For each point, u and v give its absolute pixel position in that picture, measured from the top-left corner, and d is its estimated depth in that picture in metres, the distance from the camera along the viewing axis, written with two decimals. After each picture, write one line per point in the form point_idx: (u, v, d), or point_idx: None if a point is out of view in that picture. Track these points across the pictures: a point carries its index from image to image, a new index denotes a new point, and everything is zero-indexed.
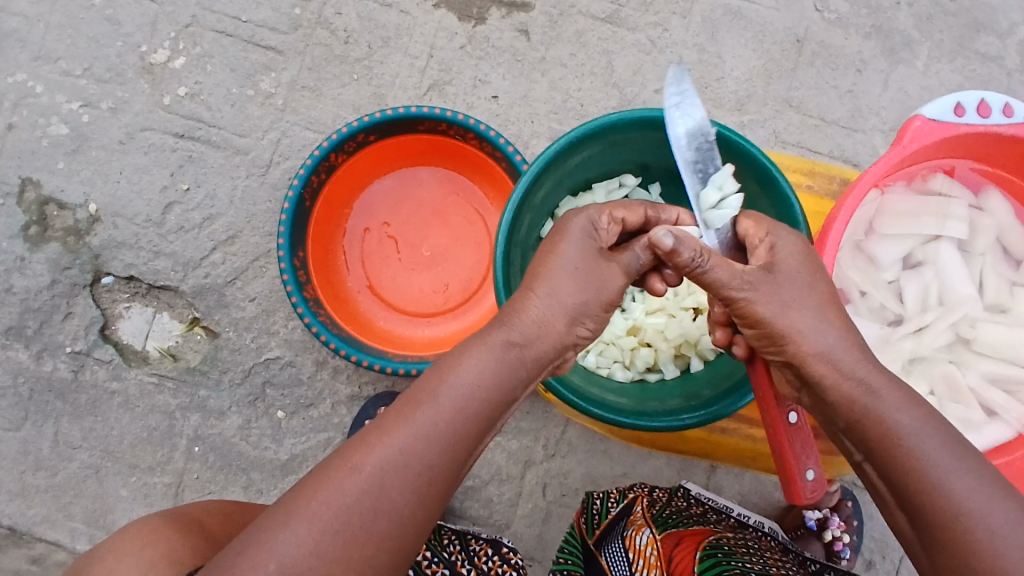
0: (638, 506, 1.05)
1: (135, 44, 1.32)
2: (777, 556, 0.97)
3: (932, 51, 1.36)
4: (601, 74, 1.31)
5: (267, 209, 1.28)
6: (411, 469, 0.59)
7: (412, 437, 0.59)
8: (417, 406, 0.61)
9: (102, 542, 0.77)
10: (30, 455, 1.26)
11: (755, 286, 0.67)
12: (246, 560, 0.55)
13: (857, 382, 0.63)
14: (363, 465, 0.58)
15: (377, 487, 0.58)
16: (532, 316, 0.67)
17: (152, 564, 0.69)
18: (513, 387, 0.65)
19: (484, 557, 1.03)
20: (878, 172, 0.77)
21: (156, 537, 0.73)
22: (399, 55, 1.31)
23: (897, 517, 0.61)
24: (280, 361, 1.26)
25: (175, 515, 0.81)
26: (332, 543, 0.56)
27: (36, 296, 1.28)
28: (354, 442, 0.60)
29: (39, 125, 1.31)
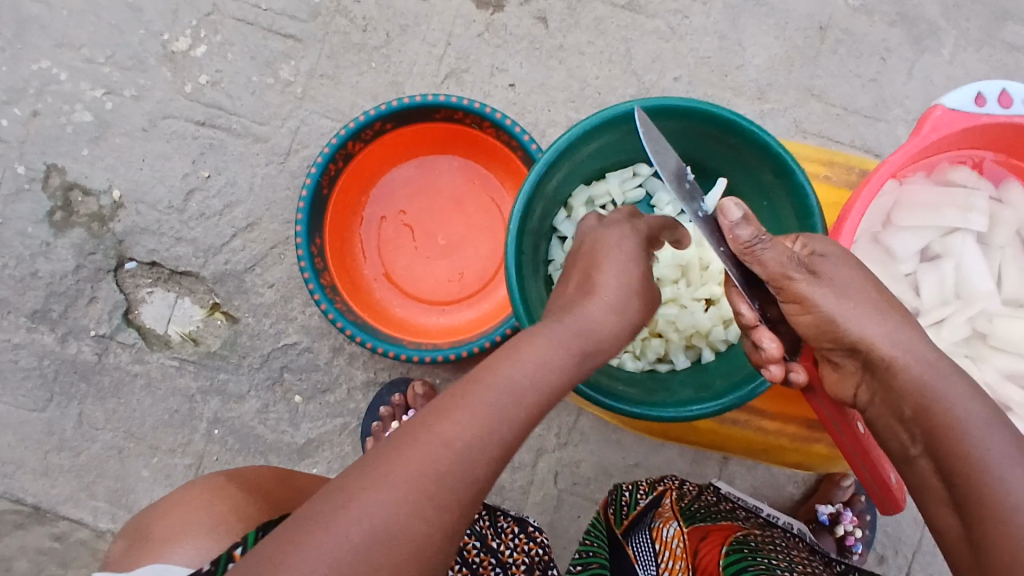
0: (667, 497, 1.07)
1: (157, 32, 1.34)
2: (805, 556, 0.97)
3: (959, 39, 1.33)
4: (619, 62, 1.30)
5: (286, 197, 1.29)
6: (500, 443, 0.55)
7: (501, 410, 0.56)
8: (494, 372, 0.58)
9: (167, 498, 0.83)
10: (55, 435, 1.30)
11: (813, 268, 0.65)
12: (328, 520, 0.49)
13: (925, 366, 0.61)
14: (455, 440, 0.54)
15: (468, 463, 0.53)
16: (604, 303, 0.66)
17: (221, 521, 0.77)
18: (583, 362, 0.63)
19: (511, 534, 1.04)
20: (896, 163, 0.75)
21: (217, 496, 0.80)
22: (417, 43, 1.31)
23: (945, 511, 0.58)
24: (298, 347, 1.27)
25: (234, 476, 0.87)
26: (426, 513, 0.51)
27: (62, 280, 1.30)
28: (433, 410, 0.56)
29: (64, 112, 1.33)
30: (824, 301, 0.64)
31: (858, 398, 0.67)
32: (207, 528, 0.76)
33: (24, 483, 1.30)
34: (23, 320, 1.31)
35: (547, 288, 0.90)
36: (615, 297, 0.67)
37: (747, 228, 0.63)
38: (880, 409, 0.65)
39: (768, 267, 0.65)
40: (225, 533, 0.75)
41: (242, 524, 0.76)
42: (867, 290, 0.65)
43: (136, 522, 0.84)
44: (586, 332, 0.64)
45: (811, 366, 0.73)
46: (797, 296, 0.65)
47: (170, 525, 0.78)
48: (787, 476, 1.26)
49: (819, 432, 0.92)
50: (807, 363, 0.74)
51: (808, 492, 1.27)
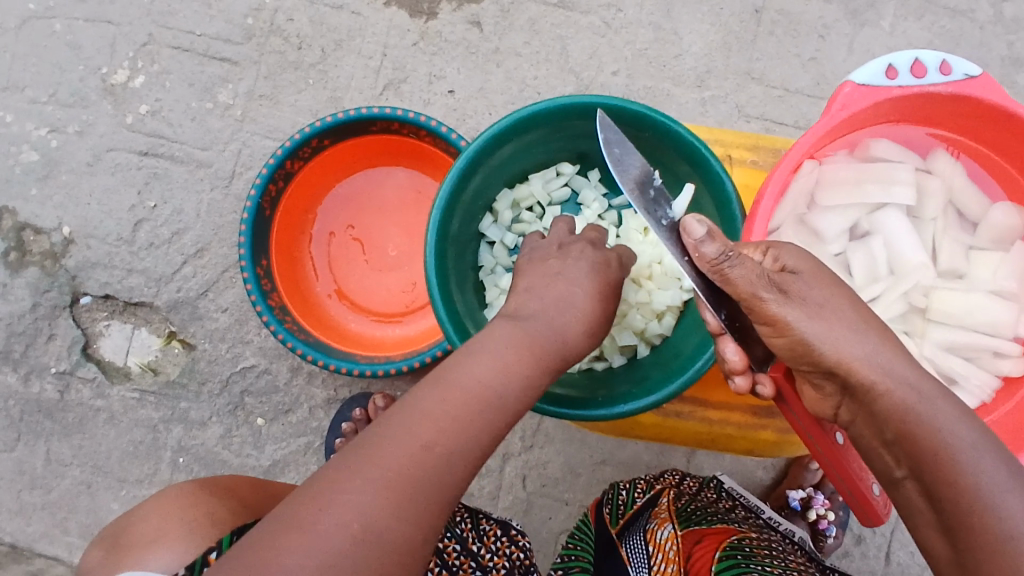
0: (664, 497, 1.06)
1: (95, 66, 1.34)
2: (799, 560, 0.95)
3: (897, 10, 1.32)
4: (556, 60, 1.30)
5: (233, 220, 1.29)
6: (475, 451, 0.56)
7: (476, 415, 0.57)
8: (456, 367, 0.60)
9: (141, 504, 0.90)
10: (25, 474, 1.30)
11: (782, 287, 0.62)
12: (297, 518, 0.49)
13: (909, 388, 0.58)
14: (434, 443, 0.54)
15: (445, 467, 0.54)
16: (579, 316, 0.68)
17: (196, 523, 0.80)
18: (550, 351, 0.64)
19: (493, 537, 1.04)
20: (809, 143, 0.75)
21: (195, 501, 0.84)
22: (353, 57, 1.31)
23: (934, 537, 0.56)
24: (256, 369, 1.27)
25: (209, 482, 0.91)
26: (405, 512, 0.51)
27: (19, 320, 1.31)
28: (412, 411, 0.56)
29: (11, 153, 1.34)
30: (799, 323, 0.61)
31: (838, 416, 0.65)
32: (181, 530, 0.80)
33: None
34: None
35: (477, 296, 0.90)
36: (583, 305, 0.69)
37: (713, 246, 0.62)
38: (865, 429, 0.62)
39: (736, 286, 0.62)
40: (197, 535, 0.79)
41: (213, 527, 0.80)
42: (845, 310, 0.62)
43: (113, 529, 0.90)
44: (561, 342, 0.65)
45: (780, 378, 0.70)
46: (769, 316, 0.62)
47: (151, 528, 0.83)
48: (757, 463, 1.25)
49: (765, 419, 0.92)
50: (773, 373, 0.71)
51: (778, 478, 1.26)
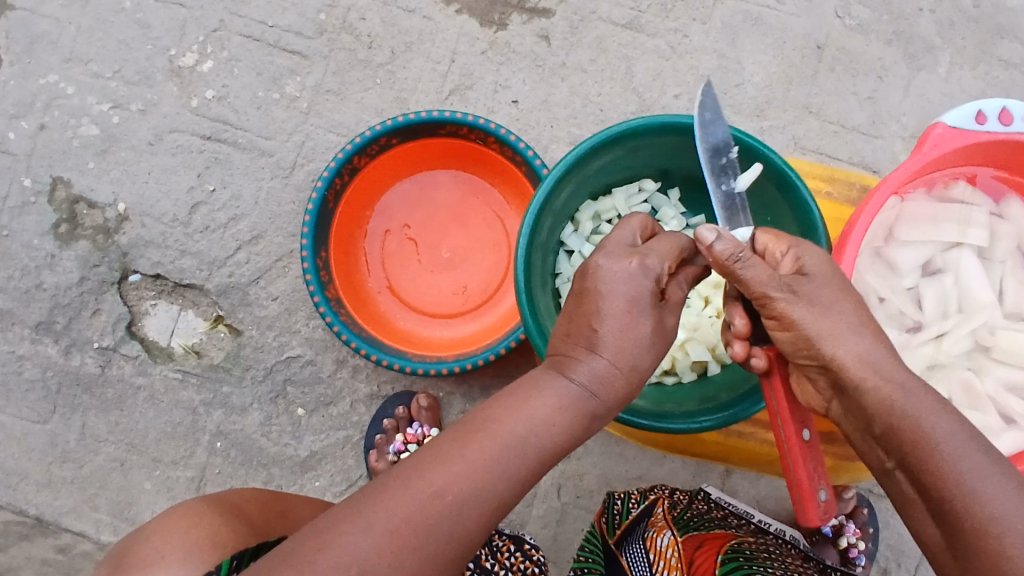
0: (659, 507, 1.07)
1: (164, 47, 1.35)
2: (798, 563, 0.99)
3: (954, 57, 1.36)
4: (621, 80, 1.33)
5: (290, 210, 1.31)
6: (492, 501, 0.57)
7: (496, 465, 0.58)
8: (490, 435, 0.59)
9: (145, 525, 0.82)
10: (58, 447, 1.30)
11: (794, 287, 0.65)
12: (312, 552, 0.52)
13: (897, 384, 0.61)
14: (445, 491, 0.56)
15: (456, 515, 0.56)
16: (610, 359, 0.63)
17: (196, 547, 0.75)
18: (581, 433, 0.62)
19: (506, 552, 1.00)
20: (898, 179, 0.77)
21: (198, 522, 0.79)
22: (422, 60, 1.33)
23: (925, 525, 0.59)
24: (301, 359, 1.28)
25: (215, 500, 0.85)
26: (408, 561, 0.53)
27: (65, 292, 1.31)
28: (431, 457, 0.58)
29: (71, 125, 1.34)
30: (806, 321, 0.64)
31: (830, 410, 0.67)
32: (182, 552, 0.74)
33: (26, 494, 1.29)
34: (26, 332, 1.31)
35: (554, 299, 0.92)
36: (626, 349, 0.63)
37: (724, 244, 0.65)
38: (854, 424, 0.65)
39: (749, 286, 0.65)
40: (200, 560, 0.73)
41: (217, 551, 0.74)
42: (843, 306, 0.64)
43: (120, 546, 0.82)
44: (602, 393, 0.63)
45: (774, 356, 0.71)
46: (775, 313, 0.65)
47: (151, 548, 0.76)
48: None
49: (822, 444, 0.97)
50: (769, 350, 0.71)
51: None
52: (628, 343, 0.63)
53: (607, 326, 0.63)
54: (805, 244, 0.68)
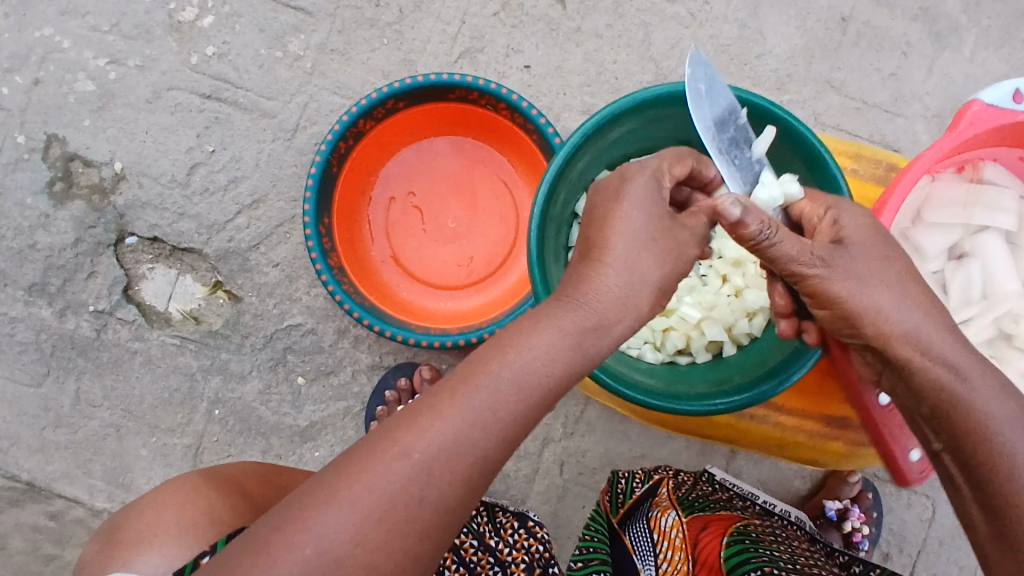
0: (664, 486, 1.06)
1: (163, 1, 1.30)
2: (805, 546, 0.97)
3: (979, 38, 1.31)
4: (637, 47, 1.28)
5: (292, 173, 1.27)
6: (474, 456, 0.54)
7: (467, 416, 0.54)
8: (470, 386, 0.55)
9: (139, 497, 0.81)
10: (51, 411, 1.27)
11: (829, 261, 0.61)
12: (282, 535, 0.50)
13: (949, 364, 0.59)
14: (412, 450, 0.52)
15: (426, 475, 0.52)
16: (612, 284, 0.59)
17: (192, 524, 0.74)
18: (576, 371, 0.58)
19: (510, 530, 0.99)
20: (932, 158, 0.73)
21: (194, 496, 0.77)
22: (431, 21, 1.28)
23: (971, 510, 0.58)
24: (302, 328, 1.25)
25: (212, 474, 0.83)
26: (375, 534, 0.51)
27: (60, 253, 1.27)
28: (401, 418, 0.54)
29: (66, 80, 1.29)
30: (849, 296, 0.61)
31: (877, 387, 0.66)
32: (178, 529, 0.73)
33: (18, 459, 1.27)
34: (19, 293, 1.28)
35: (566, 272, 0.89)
36: (614, 285, 0.59)
37: (752, 221, 0.59)
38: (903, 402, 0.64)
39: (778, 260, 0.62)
40: (196, 539, 0.72)
41: (214, 529, 0.73)
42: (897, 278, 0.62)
43: (113, 520, 0.81)
44: (589, 325, 0.58)
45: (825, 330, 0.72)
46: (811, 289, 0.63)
47: (145, 524, 0.75)
48: (795, 472, 1.26)
49: (836, 429, 0.93)
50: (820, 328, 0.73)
51: (814, 489, 1.27)
52: (634, 268, 0.60)
53: (619, 236, 0.60)
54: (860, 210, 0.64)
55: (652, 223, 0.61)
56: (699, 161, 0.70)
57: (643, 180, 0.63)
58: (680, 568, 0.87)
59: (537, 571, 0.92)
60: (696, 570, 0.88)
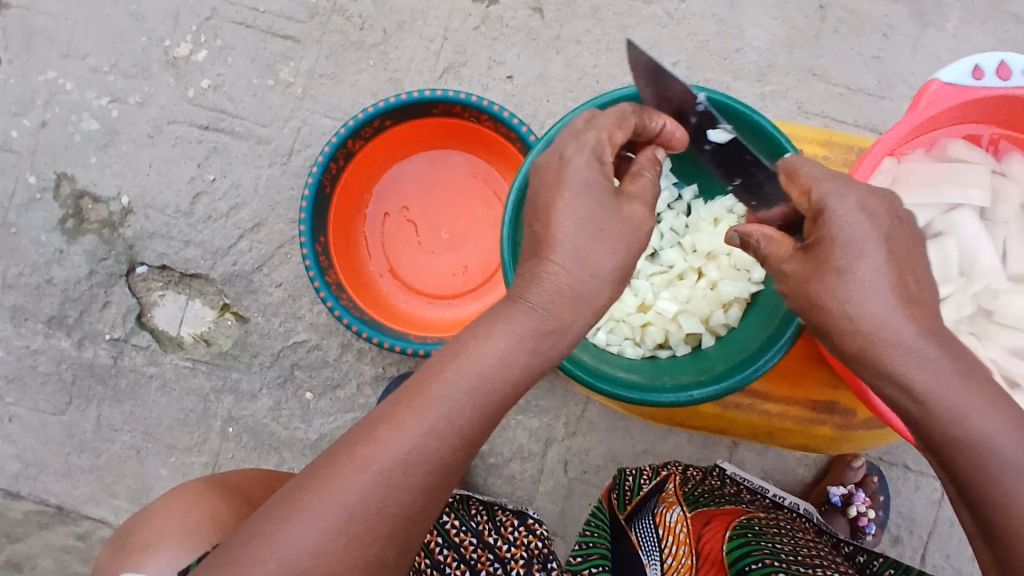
0: (671, 482, 1.06)
1: (158, 38, 1.36)
2: (810, 538, 0.97)
3: (962, 14, 1.31)
4: (617, 50, 1.30)
5: (290, 196, 1.31)
6: (432, 464, 0.55)
7: (426, 426, 0.55)
8: (424, 395, 0.56)
9: (150, 505, 0.85)
10: (75, 438, 1.33)
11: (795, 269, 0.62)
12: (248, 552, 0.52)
13: (928, 373, 0.55)
14: (372, 463, 0.54)
15: (385, 487, 0.54)
16: (564, 279, 0.59)
17: (197, 527, 0.78)
18: (530, 372, 0.59)
19: (510, 527, 1.01)
20: (892, 140, 0.74)
21: (196, 503, 0.82)
22: (414, 39, 1.32)
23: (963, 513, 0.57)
24: (307, 344, 1.29)
25: (218, 481, 0.87)
26: (338, 545, 0.53)
27: (75, 286, 1.33)
28: (361, 430, 0.56)
29: (71, 121, 1.36)
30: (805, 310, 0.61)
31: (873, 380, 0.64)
32: (183, 533, 0.78)
33: (46, 484, 1.33)
34: (39, 326, 1.34)
35: None
36: (566, 282, 0.59)
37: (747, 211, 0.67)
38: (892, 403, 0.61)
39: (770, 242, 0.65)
40: (201, 540, 0.77)
41: (218, 530, 0.78)
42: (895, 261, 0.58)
43: (124, 528, 0.86)
44: (546, 328, 0.59)
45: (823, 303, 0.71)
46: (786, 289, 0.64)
47: (151, 531, 0.80)
48: (800, 460, 1.26)
49: (824, 414, 0.94)
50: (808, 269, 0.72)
51: (819, 475, 1.27)
52: (585, 258, 0.60)
53: (563, 229, 0.60)
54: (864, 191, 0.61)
55: (601, 209, 0.61)
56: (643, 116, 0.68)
57: (583, 163, 0.62)
58: (685, 562, 0.88)
59: (536, 567, 0.94)
60: (700, 563, 0.89)
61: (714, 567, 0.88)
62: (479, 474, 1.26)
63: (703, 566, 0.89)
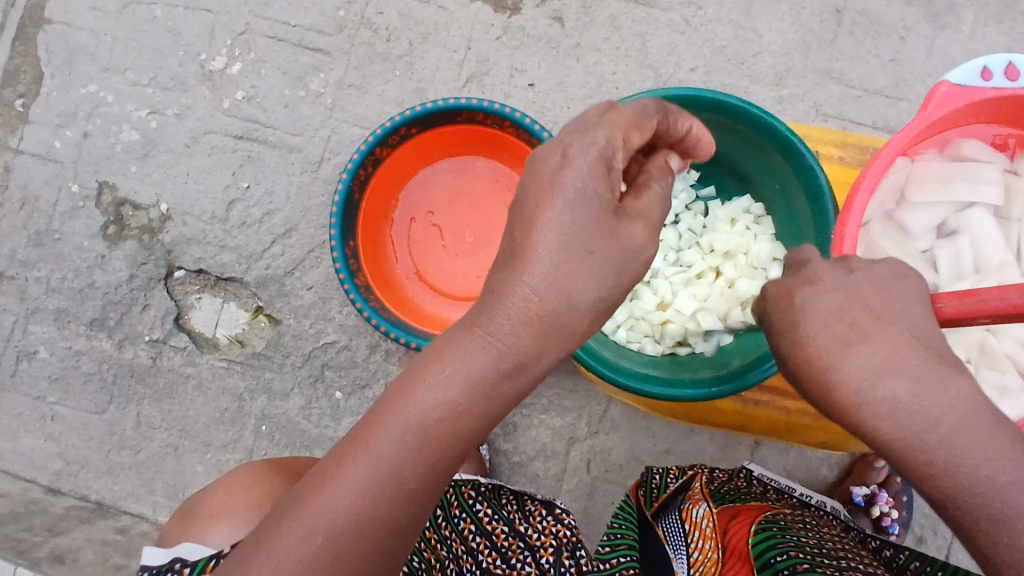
0: (697, 481, 1.10)
1: (194, 53, 1.42)
2: (836, 532, 0.99)
3: (978, 15, 1.32)
4: (635, 56, 1.33)
5: (320, 202, 1.36)
6: (383, 518, 0.56)
7: (371, 483, 0.55)
8: (372, 444, 0.56)
9: (212, 483, 0.94)
10: (116, 435, 1.39)
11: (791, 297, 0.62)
12: None
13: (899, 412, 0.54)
14: (315, 530, 0.54)
15: (330, 553, 0.54)
16: (536, 297, 0.57)
17: (255, 504, 0.87)
18: (489, 407, 0.58)
19: (538, 517, 1.03)
20: (904, 140, 0.76)
21: (258, 482, 0.91)
22: (438, 50, 1.36)
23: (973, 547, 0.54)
24: (337, 345, 1.34)
25: (275, 463, 0.97)
26: None
27: (116, 289, 1.39)
28: (307, 492, 0.56)
29: (113, 132, 1.42)
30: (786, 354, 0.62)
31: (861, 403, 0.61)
32: (242, 509, 0.86)
33: (88, 480, 1.39)
34: (82, 328, 1.41)
35: None
36: (536, 302, 0.57)
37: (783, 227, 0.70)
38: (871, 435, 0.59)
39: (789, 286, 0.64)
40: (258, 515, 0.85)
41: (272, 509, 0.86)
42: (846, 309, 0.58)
43: (183, 507, 0.94)
44: (498, 367, 0.57)
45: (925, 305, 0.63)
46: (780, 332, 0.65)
47: (216, 503, 0.88)
48: (822, 459, 1.27)
49: None
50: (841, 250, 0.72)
51: (841, 475, 1.28)
52: (567, 275, 0.57)
53: (547, 245, 0.58)
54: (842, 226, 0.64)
55: (594, 222, 0.58)
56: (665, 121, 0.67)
57: (581, 161, 0.59)
58: (711, 556, 0.91)
59: (564, 555, 0.95)
60: (725, 557, 0.90)
61: (738, 561, 0.88)
62: (503, 472, 1.29)
63: (728, 560, 0.89)
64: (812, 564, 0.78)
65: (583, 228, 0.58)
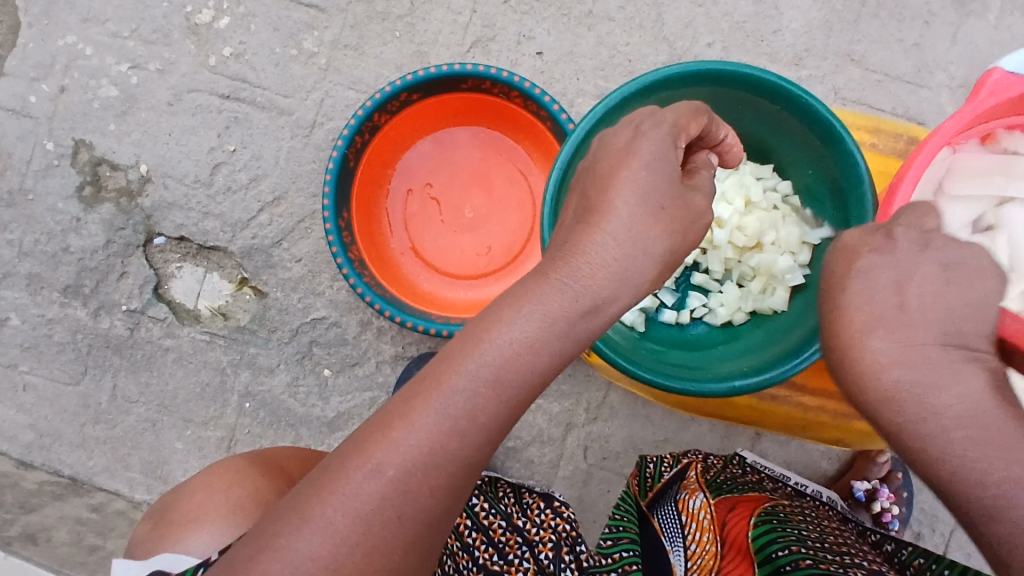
0: (693, 470, 1.05)
1: (180, 4, 1.32)
2: (836, 525, 0.93)
3: (1005, 3, 1.27)
4: (650, 28, 1.26)
5: (311, 169, 1.28)
6: (456, 462, 0.52)
7: (445, 422, 0.51)
8: (442, 383, 0.52)
9: (190, 479, 0.89)
10: (90, 408, 1.32)
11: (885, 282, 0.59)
12: (258, 565, 0.49)
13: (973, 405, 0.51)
14: (385, 466, 0.50)
15: (401, 491, 0.50)
16: (616, 244, 0.57)
17: (240, 505, 0.81)
18: (562, 351, 0.55)
19: (536, 510, 1.01)
20: (952, 129, 0.71)
21: (241, 477, 0.85)
22: (441, 11, 1.28)
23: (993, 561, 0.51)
24: (326, 321, 1.27)
25: (258, 457, 0.91)
26: (351, 558, 0.49)
27: (92, 255, 1.31)
28: (371, 430, 0.52)
29: (90, 87, 1.33)
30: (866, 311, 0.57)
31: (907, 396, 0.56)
32: (226, 509, 0.81)
33: (60, 454, 1.32)
34: (55, 295, 1.32)
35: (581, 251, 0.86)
36: (613, 251, 0.57)
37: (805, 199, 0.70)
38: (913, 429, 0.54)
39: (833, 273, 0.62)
40: (243, 518, 0.80)
41: (260, 509, 0.81)
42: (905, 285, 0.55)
43: (163, 502, 0.89)
44: (582, 305, 0.55)
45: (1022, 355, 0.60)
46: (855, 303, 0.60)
47: (195, 504, 0.83)
48: (822, 453, 1.25)
49: (858, 408, 0.94)
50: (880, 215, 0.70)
51: (841, 469, 1.26)
52: (635, 240, 0.58)
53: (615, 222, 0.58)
54: (879, 223, 0.60)
55: (666, 190, 0.60)
56: (711, 120, 0.68)
57: (653, 139, 0.62)
58: (709, 548, 0.85)
59: (564, 549, 0.91)
60: (725, 550, 0.85)
61: (739, 554, 0.83)
62: (497, 457, 1.25)
63: (728, 553, 0.84)
64: (816, 560, 0.74)
65: (642, 200, 0.59)
